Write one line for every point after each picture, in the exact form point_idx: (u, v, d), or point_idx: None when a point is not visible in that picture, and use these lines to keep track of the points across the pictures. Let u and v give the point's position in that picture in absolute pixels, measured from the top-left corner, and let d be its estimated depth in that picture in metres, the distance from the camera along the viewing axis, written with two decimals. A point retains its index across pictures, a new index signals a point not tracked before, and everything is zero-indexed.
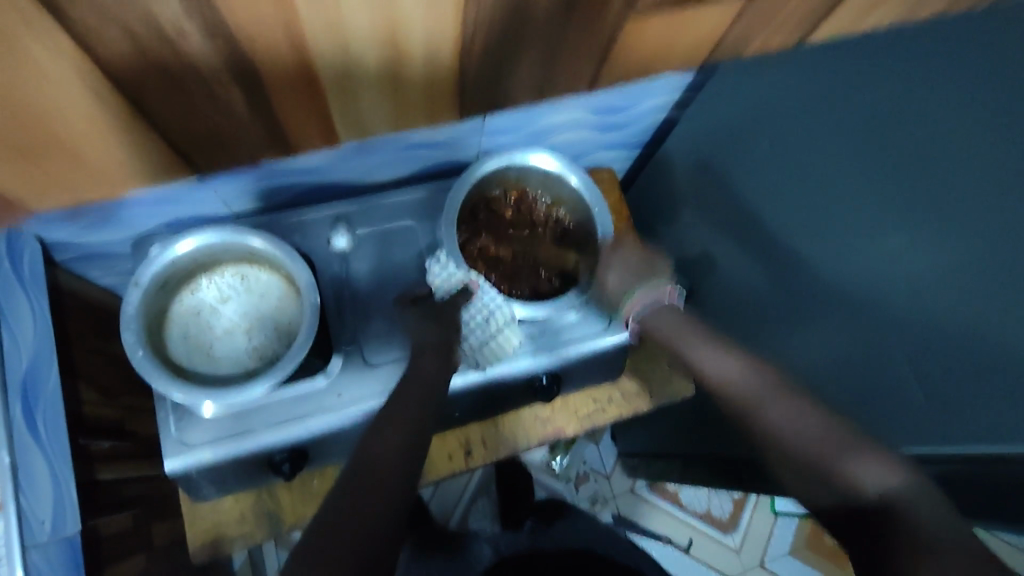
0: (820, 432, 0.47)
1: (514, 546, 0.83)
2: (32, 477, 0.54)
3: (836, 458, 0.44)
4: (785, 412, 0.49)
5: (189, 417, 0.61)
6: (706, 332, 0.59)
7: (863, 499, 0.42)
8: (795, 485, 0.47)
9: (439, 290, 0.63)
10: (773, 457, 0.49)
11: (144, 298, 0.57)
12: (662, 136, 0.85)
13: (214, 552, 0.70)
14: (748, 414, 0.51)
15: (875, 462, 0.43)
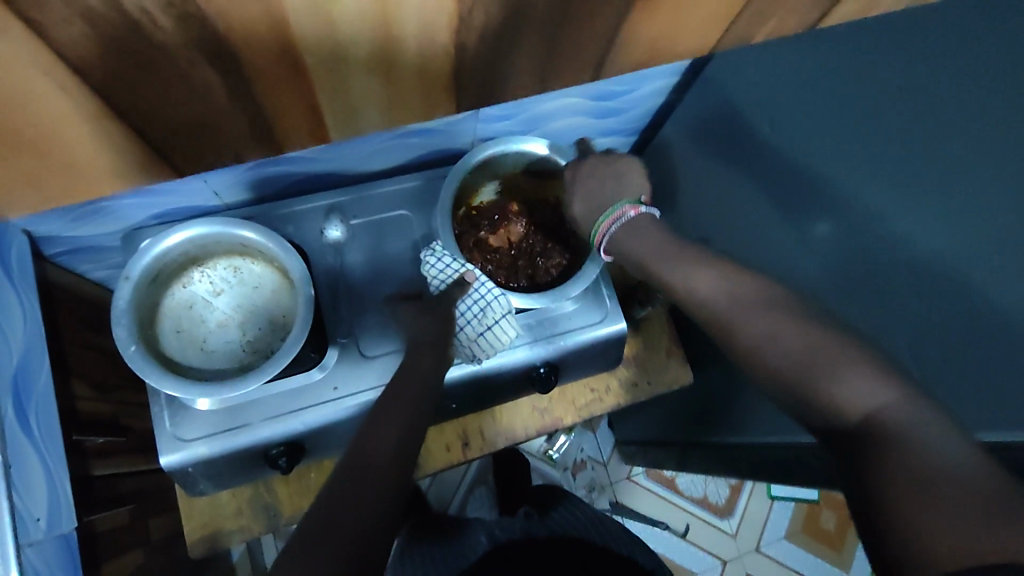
0: (805, 343, 0.40)
1: (508, 532, 0.84)
2: (25, 475, 0.53)
3: (825, 374, 0.38)
4: (766, 323, 0.42)
5: (184, 412, 0.60)
6: (681, 244, 0.51)
7: (853, 421, 0.36)
8: (779, 399, 0.41)
9: (434, 282, 0.61)
10: (756, 373, 0.42)
11: (135, 292, 0.56)
12: (660, 122, 0.84)
13: (212, 546, 0.69)
14: (724, 328, 0.44)
15: (867, 381, 0.36)
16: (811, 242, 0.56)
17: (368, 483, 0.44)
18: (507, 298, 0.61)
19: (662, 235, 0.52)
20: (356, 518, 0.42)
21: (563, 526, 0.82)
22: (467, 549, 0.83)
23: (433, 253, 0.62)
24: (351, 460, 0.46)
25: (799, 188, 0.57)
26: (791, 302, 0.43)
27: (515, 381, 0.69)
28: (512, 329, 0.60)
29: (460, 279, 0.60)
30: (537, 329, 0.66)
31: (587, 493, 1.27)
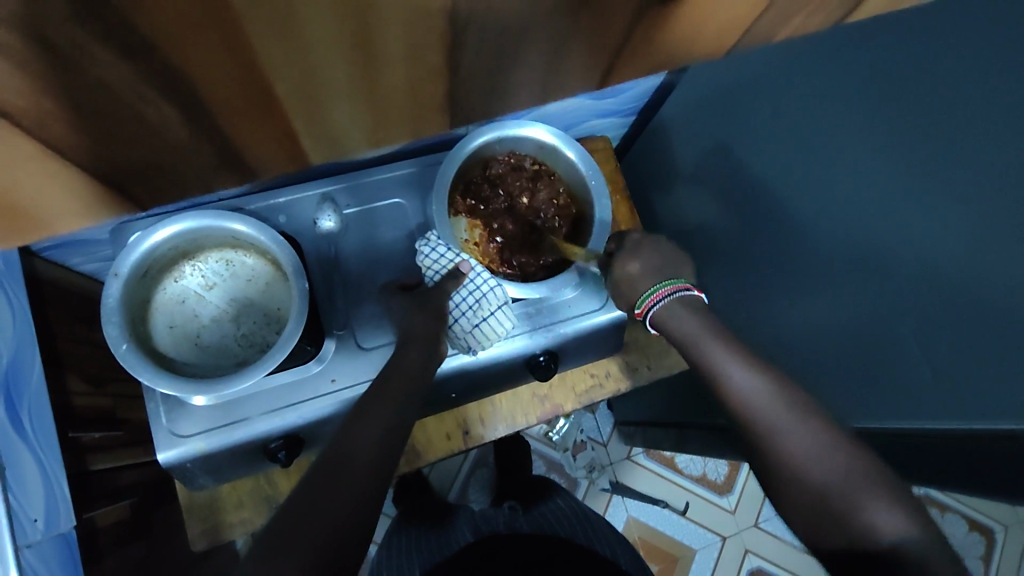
0: (842, 464, 0.41)
1: (496, 526, 0.86)
2: (21, 476, 0.52)
3: (857, 499, 0.40)
4: (804, 441, 0.43)
5: (179, 408, 0.60)
6: (734, 340, 0.50)
7: (876, 546, 0.38)
8: (797, 511, 0.42)
9: (429, 272, 0.60)
10: (779, 486, 0.43)
11: (124, 289, 0.55)
12: (659, 102, 0.82)
13: (214, 539, 0.69)
14: (760, 439, 0.45)
15: (897, 509, 0.39)
16: (815, 228, 0.55)
17: (354, 479, 0.44)
18: (502, 288, 0.60)
19: (718, 330, 0.51)
20: (335, 512, 0.42)
21: (546, 524, 0.85)
22: (451, 540, 0.85)
23: (427, 243, 0.61)
24: (332, 452, 0.46)
25: (805, 173, 0.55)
26: (830, 424, 0.44)
27: (515, 368, 0.69)
28: (507, 320, 0.59)
29: (454, 270, 0.59)
30: (535, 317, 0.65)
31: (587, 474, 1.28)
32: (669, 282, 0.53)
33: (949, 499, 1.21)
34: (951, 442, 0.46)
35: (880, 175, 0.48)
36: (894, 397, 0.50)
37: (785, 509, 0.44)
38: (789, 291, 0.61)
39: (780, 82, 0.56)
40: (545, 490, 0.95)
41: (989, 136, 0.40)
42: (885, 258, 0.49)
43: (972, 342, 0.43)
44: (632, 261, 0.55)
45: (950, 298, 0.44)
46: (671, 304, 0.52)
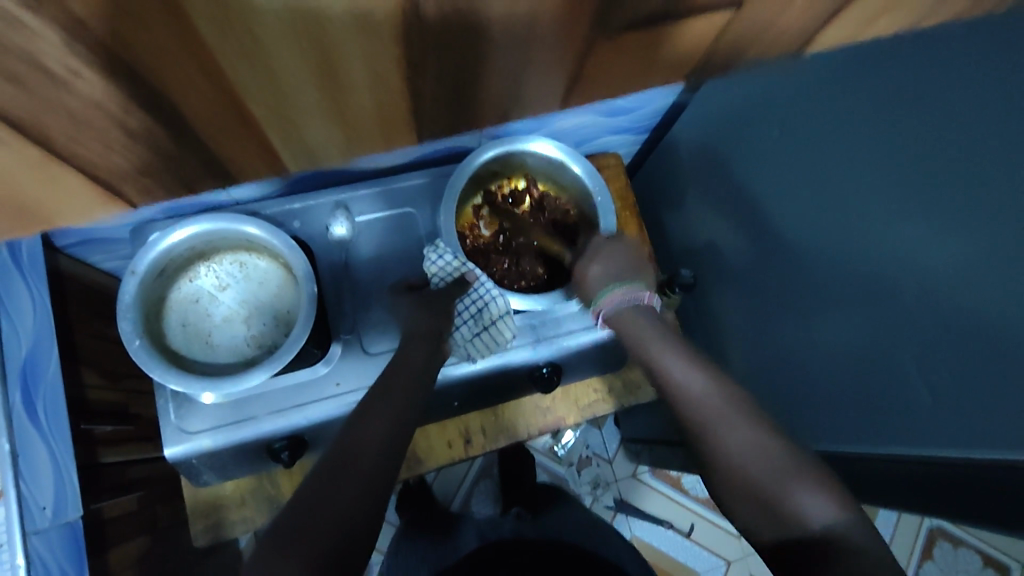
0: (778, 461, 0.41)
1: (500, 532, 0.85)
2: (32, 464, 0.54)
3: (790, 491, 0.40)
4: (743, 435, 0.43)
5: (189, 405, 0.61)
6: (678, 342, 0.51)
7: (808, 532, 0.38)
8: (736, 504, 0.42)
9: (435, 278, 0.61)
10: (717, 477, 0.43)
11: (140, 286, 0.57)
12: (670, 121, 0.83)
13: (216, 535, 0.70)
14: (698, 433, 0.45)
15: (825, 500, 0.39)
16: (821, 248, 0.55)
17: (359, 482, 0.44)
18: (505, 300, 0.61)
19: (663, 333, 0.52)
20: (339, 508, 0.42)
21: (553, 531, 0.84)
22: (457, 548, 0.85)
23: (435, 250, 0.61)
24: (338, 451, 0.46)
25: (811, 191, 0.56)
26: (771, 424, 0.44)
27: (518, 379, 0.70)
28: (507, 331, 0.60)
29: (461, 278, 0.60)
30: (539, 329, 0.66)
31: (591, 490, 1.27)
32: (625, 285, 0.55)
33: (965, 533, 1.18)
34: (955, 472, 0.45)
35: (888, 196, 0.48)
36: (895, 421, 0.49)
37: (725, 505, 0.44)
38: (794, 312, 0.60)
39: (790, 104, 0.57)
40: (550, 497, 0.95)
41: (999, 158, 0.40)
42: (889, 281, 0.49)
43: (977, 369, 0.42)
44: (592, 264, 0.59)
45: (954, 323, 0.44)
46: (622, 311, 0.54)
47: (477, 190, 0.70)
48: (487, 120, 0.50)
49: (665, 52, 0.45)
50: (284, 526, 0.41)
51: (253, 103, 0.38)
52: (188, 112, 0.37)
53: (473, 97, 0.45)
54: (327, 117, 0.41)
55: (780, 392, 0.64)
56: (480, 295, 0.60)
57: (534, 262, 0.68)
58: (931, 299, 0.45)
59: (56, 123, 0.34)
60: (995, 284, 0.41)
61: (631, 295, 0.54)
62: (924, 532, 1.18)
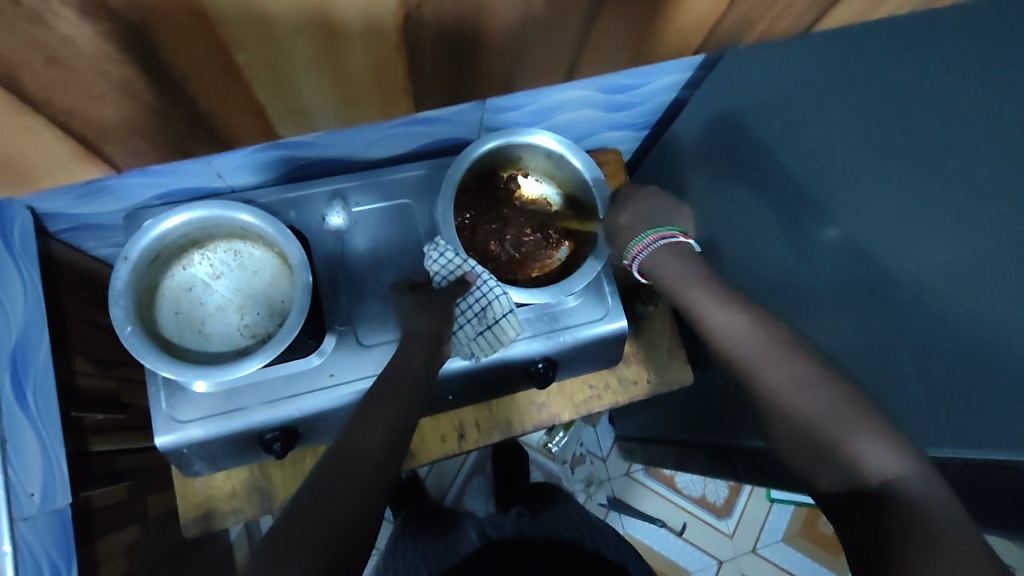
0: (830, 403, 0.44)
1: (499, 531, 0.85)
2: (21, 451, 0.53)
3: (841, 431, 0.43)
4: (791, 378, 0.46)
5: (180, 394, 0.60)
6: (715, 283, 0.53)
7: (865, 481, 0.41)
8: (786, 446, 0.46)
9: (437, 278, 0.60)
10: (770, 419, 0.47)
11: (133, 272, 0.56)
12: (671, 117, 0.82)
13: (205, 526, 0.70)
14: (747, 378, 0.48)
15: (876, 440, 0.41)
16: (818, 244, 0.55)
17: (354, 477, 0.44)
18: (508, 296, 0.61)
19: (695, 267, 0.54)
20: (338, 516, 0.42)
21: (553, 529, 0.84)
22: (458, 545, 0.84)
23: (435, 247, 0.61)
24: (338, 455, 0.46)
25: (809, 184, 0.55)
26: (820, 366, 0.46)
27: (514, 374, 0.69)
28: (512, 328, 0.60)
29: (462, 278, 0.59)
30: (537, 324, 0.66)
31: (584, 487, 1.27)
32: (660, 229, 0.56)
33: None
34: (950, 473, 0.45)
35: (876, 182, 0.48)
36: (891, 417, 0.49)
37: (774, 444, 0.47)
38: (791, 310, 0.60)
39: (785, 96, 0.57)
40: (552, 497, 0.95)
41: (973, 128, 0.41)
42: (886, 276, 0.48)
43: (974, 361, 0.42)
44: (624, 214, 0.59)
45: (953, 316, 0.43)
46: (658, 250, 0.55)
47: (481, 179, 0.69)
48: (480, 91, 0.50)
49: (663, 27, 0.45)
50: (284, 530, 0.41)
51: (245, 55, 0.38)
52: (181, 61, 0.37)
53: (467, 66, 0.45)
54: (315, 72, 0.42)
55: None
56: (483, 294, 0.59)
57: (526, 259, 0.68)
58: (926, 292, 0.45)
59: (48, 60, 0.34)
60: (991, 273, 0.40)
61: (667, 237, 0.55)
62: None
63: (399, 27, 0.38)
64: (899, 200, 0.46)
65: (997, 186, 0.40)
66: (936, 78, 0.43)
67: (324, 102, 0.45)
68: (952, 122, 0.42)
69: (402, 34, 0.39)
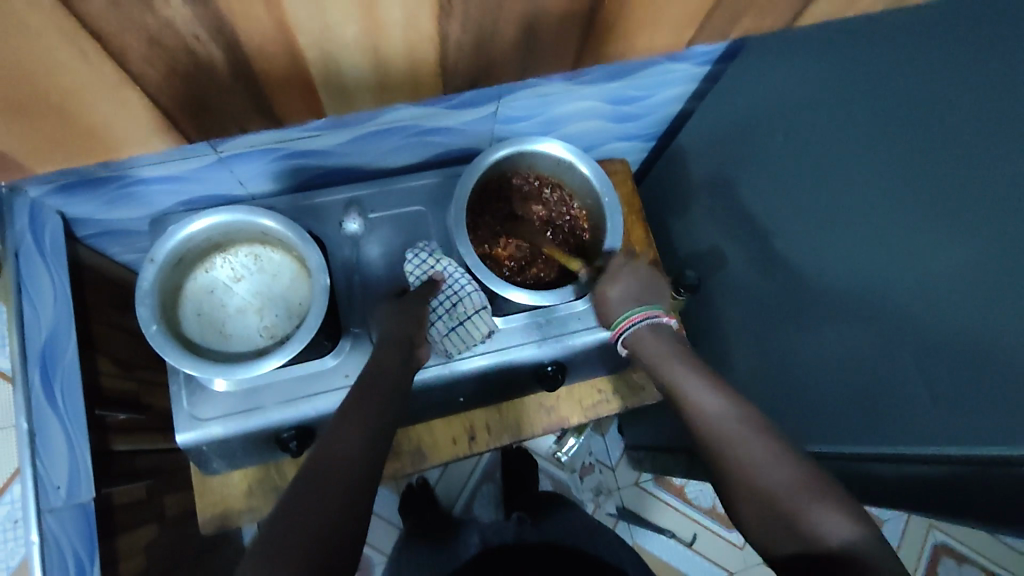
0: (795, 472, 0.42)
1: (499, 537, 0.86)
2: (48, 444, 0.55)
3: (800, 501, 0.40)
4: (761, 450, 0.43)
5: (200, 393, 0.62)
6: (696, 360, 0.52)
7: (824, 550, 0.38)
8: (751, 518, 0.42)
9: (411, 276, 0.64)
10: (733, 491, 0.44)
11: (159, 274, 0.58)
12: (677, 128, 0.85)
13: (222, 524, 0.72)
14: (713, 450, 0.45)
15: (837, 512, 0.39)
16: (822, 247, 0.56)
17: (342, 477, 0.44)
18: (483, 294, 0.63)
19: (677, 347, 0.53)
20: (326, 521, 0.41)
21: (553, 535, 0.84)
22: (458, 553, 0.85)
23: (413, 251, 0.66)
24: (322, 458, 0.45)
25: (809, 187, 0.57)
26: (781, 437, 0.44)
27: (523, 377, 0.71)
28: (483, 326, 0.63)
29: (431, 278, 0.63)
30: (544, 328, 0.67)
31: (594, 497, 1.27)
32: (643, 309, 0.57)
33: (962, 547, 1.22)
34: (960, 471, 0.44)
35: (874, 176, 0.50)
36: (891, 413, 0.49)
37: (739, 517, 0.44)
38: (794, 316, 0.61)
39: (789, 99, 0.59)
40: (553, 504, 0.95)
41: (964, 114, 0.43)
42: (883, 269, 0.49)
43: (970, 345, 0.42)
44: (614, 286, 0.60)
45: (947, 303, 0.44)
46: (642, 330, 0.56)
47: (500, 184, 0.71)
48: (493, 84, 0.53)
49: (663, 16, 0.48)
50: (272, 536, 0.40)
51: (273, 38, 0.41)
52: (215, 44, 0.40)
53: (480, 53, 0.48)
54: (338, 58, 0.45)
55: (779, 389, 0.64)
56: (453, 290, 0.62)
57: (531, 266, 0.69)
58: (922, 280, 0.46)
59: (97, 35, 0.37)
60: (981, 253, 0.41)
61: (652, 316, 0.56)
62: (929, 546, 1.21)
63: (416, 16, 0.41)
64: (896, 193, 0.48)
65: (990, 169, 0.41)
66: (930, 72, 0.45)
67: (349, 86, 0.48)
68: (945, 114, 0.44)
69: (422, 21, 0.42)
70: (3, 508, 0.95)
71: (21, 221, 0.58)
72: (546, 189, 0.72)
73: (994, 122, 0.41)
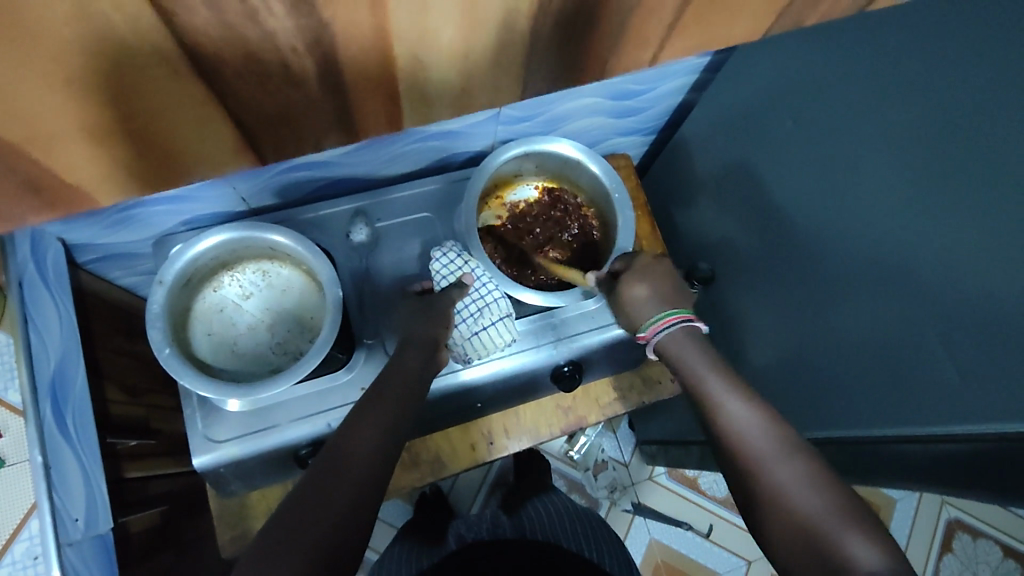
0: (828, 501, 0.38)
1: (476, 531, 0.87)
2: (64, 476, 0.54)
3: (832, 526, 0.37)
4: (794, 475, 0.40)
5: (214, 413, 0.61)
6: (737, 381, 0.49)
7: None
8: (783, 548, 0.39)
9: (437, 278, 0.63)
10: (764, 519, 0.40)
11: (168, 296, 0.57)
12: (678, 120, 0.84)
13: (242, 546, 0.70)
14: (746, 475, 0.43)
15: (870, 539, 0.35)
16: (841, 230, 0.55)
17: (357, 462, 0.44)
18: (506, 300, 0.63)
19: (718, 365, 0.51)
20: (331, 520, 0.39)
21: (529, 529, 0.85)
22: (437, 548, 0.86)
23: (440, 251, 0.65)
24: (334, 449, 0.45)
25: (818, 173, 0.57)
26: (820, 461, 0.41)
27: (539, 380, 0.70)
28: (507, 332, 0.62)
29: (460, 280, 0.60)
30: (558, 329, 0.67)
31: (608, 494, 1.26)
32: (679, 311, 0.55)
33: (981, 523, 1.22)
34: (986, 450, 0.44)
35: (884, 161, 0.50)
36: (917, 398, 0.49)
37: (768, 546, 0.40)
38: (811, 302, 0.60)
39: (793, 87, 0.59)
40: (527, 498, 0.97)
41: (979, 95, 0.42)
42: (898, 250, 0.49)
43: (992, 320, 0.42)
44: (640, 284, 0.58)
45: (964, 280, 0.44)
46: (676, 333, 0.54)
47: (506, 188, 0.72)
48: None
49: None
50: (276, 532, 0.38)
51: None
52: None
53: None
54: None
55: (798, 378, 0.64)
56: (480, 295, 0.61)
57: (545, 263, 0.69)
58: (939, 256, 0.46)
59: None
60: (995, 230, 0.41)
61: (687, 320, 0.54)
62: (942, 523, 1.22)
63: None
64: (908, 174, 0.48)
65: (1003, 144, 0.41)
66: (936, 52, 0.45)
67: None
68: (953, 93, 0.44)
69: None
70: (19, 545, 0.93)
71: (23, 250, 0.57)
72: (551, 193, 0.72)
73: (1004, 98, 0.41)
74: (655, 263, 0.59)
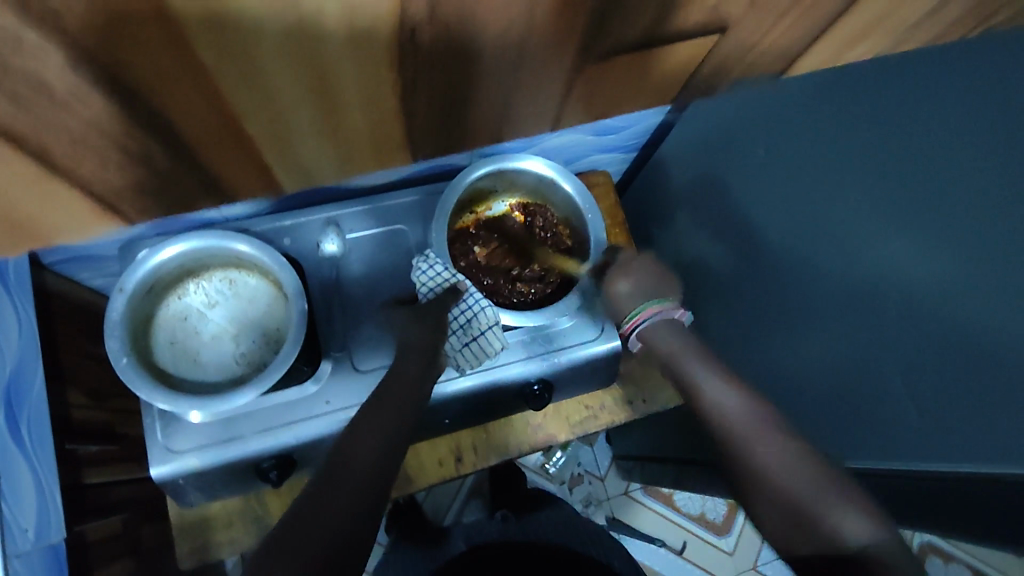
0: (811, 476, 0.42)
1: (485, 534, 0.85)
2: (13, 486, 0.53)
3: (817, 502, 0.40)
4: (780, 453, 0.43)
5: (175, 424, 0.60)
6: (717, 363, 0.52)
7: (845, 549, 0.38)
8: (770, 520, 0.42)
9: (423, 289, 0.61)
10: (751, 491, 0.44)
11: (129, 303, 0.57)
12: (658, 141, 0.84)
13: (202, 558, 0.69)
14: (731, 453, 0.45)
15: (858, 511, 0.39)
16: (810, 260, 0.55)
17: (357, 470, 0.44)
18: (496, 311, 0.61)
19: (696, 347, 0.53)
20: (327, 528, 0.40)
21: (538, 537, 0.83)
22: (444, 550, 0.84)
23: (425, 260, 0.62)
24: (335, 458, 0.46)
25: (789, 203, 0.57)
26: (802, 442, 0.44)
27: (509, 397, 0.70)
28: (497, 340, 0.60)
29: (452, 286, 0.60)
30: (531, 345, 0.66)
31: (584, 508, 1.26)
32: (657, 301, 0.57)
33: (953, 549, 1.23)
34: (941, 486, 0.44)
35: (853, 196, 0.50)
36: (875, 432, 0.49)
37: (756, 515, 0.44)
38: (779, 330, 0.60)
39: (769, 118, 0.59)
40: (540, 497, 0.93)
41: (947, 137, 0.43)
42: (865, 284, 0.49)
43: (953, 360, 0.42)
44: (623, 279, 0.61)
45: (927, 318, 0.44)
46: (657, 323, 0.56)
47: (481, 204, 0.72)
48: (468, 108, 0.52)
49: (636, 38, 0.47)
50: (278, 542, 0.39)
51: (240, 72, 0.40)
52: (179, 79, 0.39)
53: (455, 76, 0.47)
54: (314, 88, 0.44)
55: None
56: (470, 307, 0.60)
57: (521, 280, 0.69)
58: (903, 294, 0.46)
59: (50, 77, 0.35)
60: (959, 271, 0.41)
61: (666, 310, 0.56)
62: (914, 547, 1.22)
63: (392, 43, 0.40)
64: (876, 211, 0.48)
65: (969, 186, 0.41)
66: None
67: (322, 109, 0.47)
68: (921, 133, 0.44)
69: (405, 45, 0.40)
70: None
71: None
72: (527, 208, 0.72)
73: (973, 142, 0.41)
74: (632, 258, 0.62)
